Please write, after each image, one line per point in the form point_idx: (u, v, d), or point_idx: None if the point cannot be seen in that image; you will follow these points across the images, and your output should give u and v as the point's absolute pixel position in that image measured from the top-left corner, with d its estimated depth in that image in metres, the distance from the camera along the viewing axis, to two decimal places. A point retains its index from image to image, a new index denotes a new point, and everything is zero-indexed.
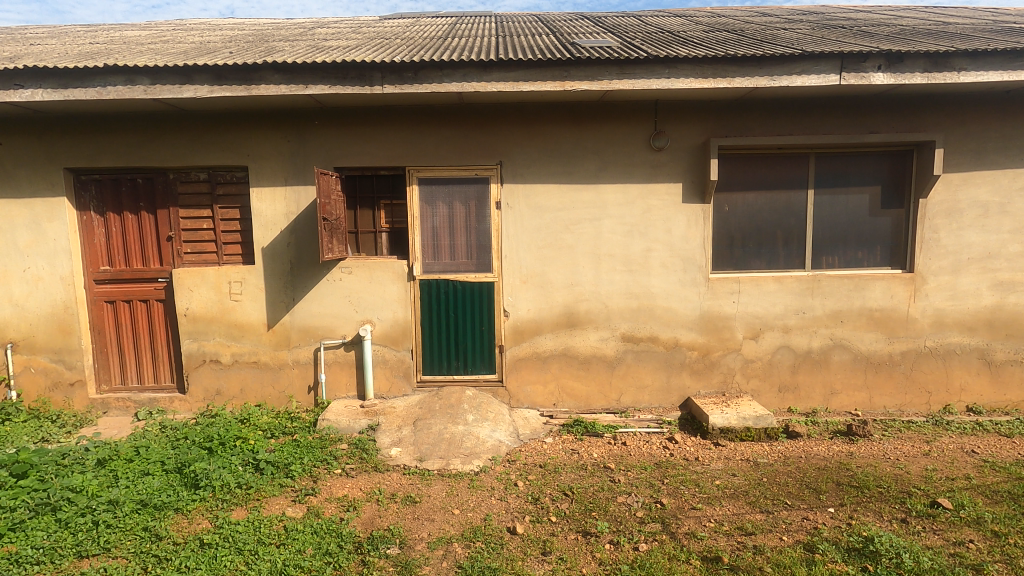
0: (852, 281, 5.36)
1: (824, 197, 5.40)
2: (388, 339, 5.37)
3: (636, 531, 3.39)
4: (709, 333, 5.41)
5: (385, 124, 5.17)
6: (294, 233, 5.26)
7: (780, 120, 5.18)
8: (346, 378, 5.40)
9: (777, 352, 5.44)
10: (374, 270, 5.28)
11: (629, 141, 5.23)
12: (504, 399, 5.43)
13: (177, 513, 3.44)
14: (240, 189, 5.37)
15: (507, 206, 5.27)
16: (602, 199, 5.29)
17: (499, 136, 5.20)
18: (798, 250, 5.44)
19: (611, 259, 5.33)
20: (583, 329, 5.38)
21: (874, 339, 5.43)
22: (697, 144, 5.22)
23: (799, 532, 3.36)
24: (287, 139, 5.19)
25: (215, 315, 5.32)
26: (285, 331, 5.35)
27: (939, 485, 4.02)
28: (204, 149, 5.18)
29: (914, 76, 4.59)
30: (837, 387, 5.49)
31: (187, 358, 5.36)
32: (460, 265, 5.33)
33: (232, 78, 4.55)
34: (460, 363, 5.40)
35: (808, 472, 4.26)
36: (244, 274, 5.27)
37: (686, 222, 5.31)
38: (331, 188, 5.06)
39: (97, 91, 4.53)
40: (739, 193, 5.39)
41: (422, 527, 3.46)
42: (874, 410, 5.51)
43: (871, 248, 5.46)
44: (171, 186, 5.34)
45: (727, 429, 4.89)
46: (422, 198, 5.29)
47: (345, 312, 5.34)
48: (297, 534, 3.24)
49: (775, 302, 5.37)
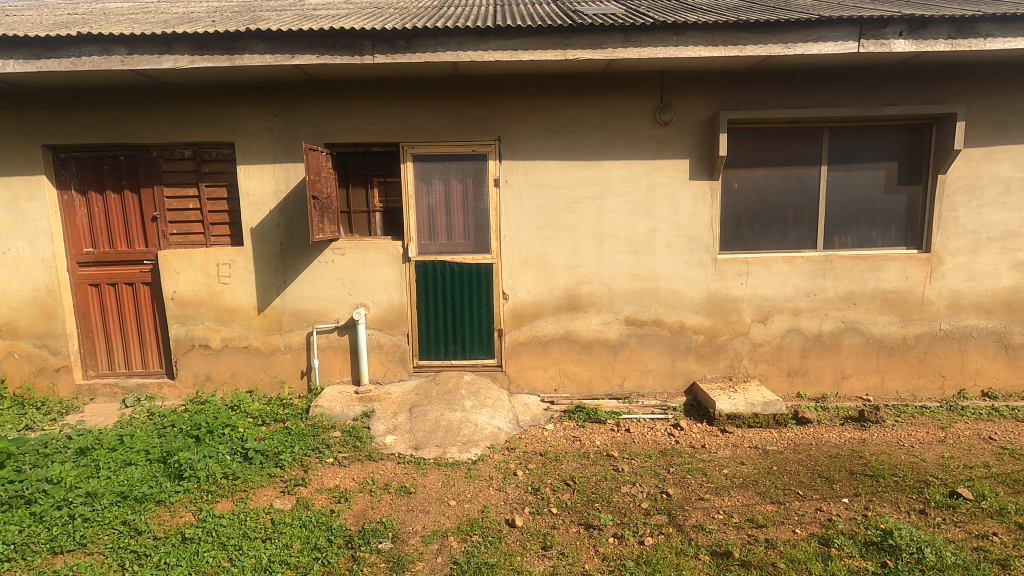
0: (866, 262, 5.14)
1: (838, 174, 5.16)
2: (383, 323, 5.18)
3: (641, 524, 3.22)
4: (716, 316, 5.21)
5: (378, 98, 4.93)
6: (284, 213, 5.04)
7: (793, 92, 4.92)
8: (340, 363, 5.22)
9: (786, 336, 5.25)
10: (367, 252, 5.07)
11: (634, 114, 4.97)
12: (504, 384, 5.25)
13: (158, 505, 3.26)
14: (227, 167, 5.14)
15: (505, 184, 5.04)
16: (605, 176, 5.05)
17: (497, 110, 4.96)
18: (808, 229, 5.22)
19: (615, 239, 5.11)
20: (585, 313, 5.18)
21: (887, 321, 5.22)
22: (705, 118, 4.97)
23: (812, 525, 3.20)
24: (275, 113, 4.95)
25: (204, 298, 5.13)
26: (276, 315, 5.16)
27: (957, 473, 3.86)
28: (189, 125, 4.95)
29: (937, 43, 4.32)
30: (848, 371, 5.30)
31: (176, 343, 5.18)
32: (457, 246, 5.12)
33: (213, 48, 4.30)
34: (458, 348, 5.21)
35: (820, 460, 4.09)
36: (233, 256, 5.07)
37: (693, 200, 5.08)
38: (321, 165, 4.83)
39: (71, 62, 4.28)
40: (748, 170, 5.15)
41: (416, 519, 3.30)
42: (886, 395, 5.33)
43: (886, 227, 5.24)
44: (155, 164, 5.11)
45: (734, 415, 4.72)
46: (417, 175, 5.06)
47: (338, 295, 5.14)
48: (284, 528, 3.08)
49: (785, 284, 5.17)
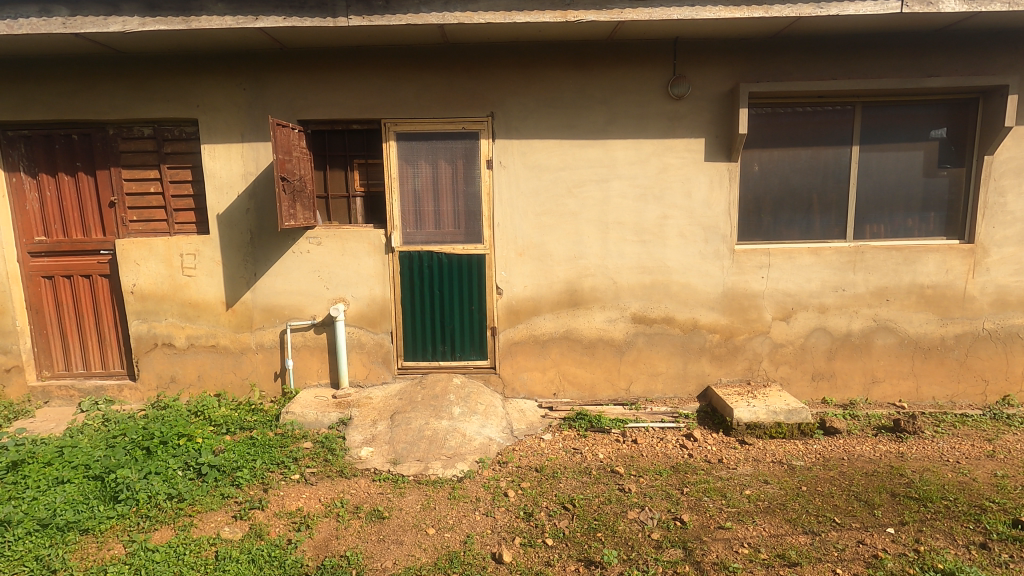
0: (901, 253, 4.60)
1: (871, 155, 4.63)
2: (365, 320, 4.69)
3: (652, 561, 2.73)
4: (733, 314, 4.69)
5: (358, 70, 4.43)
6: (254, 198, 4.55)
7: (822, 63, 4.40)
8: (317, 364, 4.73)
9: (811, 335, 4.73)
10: (346, 241, 4.58)
11: (644, 88, 4.45)
12: (497, 387, 4.74)
13: (84, 535, 2.83)
14: (191, 147, 4.64)
15: (499, 166, 4.53)
16: (611, 157, 4.53)
17: (490, 82, 4.44)
18: (837, 216, 4.69)
19: (621, 227, 4.59)
20: (587, 309, 4.67)
21: (924, 320, 4.69)
22: (722, 91, 4.44)
23: (855, 564, 2.70)
24: (243, 87, 4.46)
25: (167, 292, 4.66)
26: (247, 311, 4.68)
27: (1016, 497, 3.34)
28: (148, 100, 4.46)
29: (992, 2, 3.76)
30: (880, 375, 4.77)
31: (137, 341, 4.70)
32: (446, 235, 4.62)
33: (167, 9, 3.80)
34: (447, 348, 4.71)
35: (856, 480, 3.57)
36: (199, 245, 4.59)
37: (709, 184, 4.55)
38: (292, 143, 4.33)
39: (6, 24, 3.79)
40: (770, 150, 4.62)
41: (387, 551, 2.82)
42: (921, 402, 4.80)
43: (924, 214, 4.70)
44: (112, 143, 4.61)
45: (754, 425, 4.20)
46: (401, 156, 4.55)
47: (314, 289, 4.65)
48: (227, 565, 2.61)
49: (811, 278, 4.64)
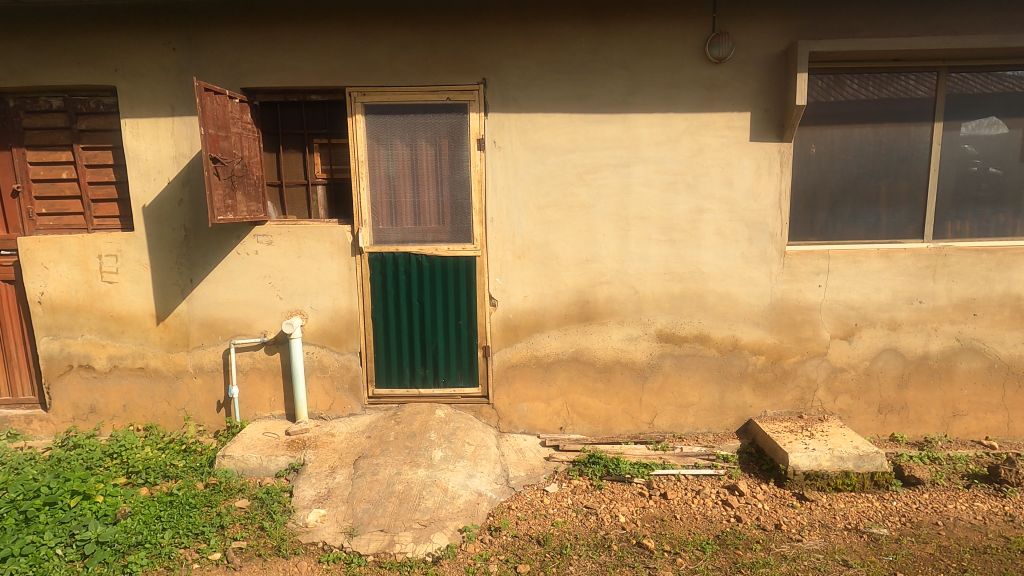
0: (993, 257, 3.70)
1: (957, 135, 3.71)
2: (327, 337, 3.80)
3: None
4: (783, 331, 3.78)
5: (317, 26, 3.54)
6: (188, 186, 3.67)
7: (900, 17, 3.49)
8: (270, 391, 3.84)
9: (879, 358, 3.82)
10: (303, 240, 3.70)
11: (674, 48, 3.54)
12: (491, 421, 3.85)
13: None
14: (110, 122, 3.74)
15: (493, 147, 3.63)
16: (633, 135, 3.62)
17: (481, 41, 3.55)
18: (912, 211, 3.78)
19: (644, 223, 3.69)
20: (602, 325, 3.77)
21: (1019, 340, 3.78)
22: (774, 53, 3.53)
23: None
24: (173, 46, 3.57)
25: (83, 302, 3.77)
26: (182, 327, 3.80)
27: None
28: (54, 63, 3.57)
29: None
30: (962, 408, 3.86)
31: (47, 362, 3.82)
32: (428, 233, 3.72)
33: None
34: (428, 372, 3.82)
35: (968, 562, 2.68)
36: (122, 244, 3.71)
37: (755, 169, 3.64)
38: (230, 116, 3.43)
39: None
40: (830, 128, 3.72)
41: None
42: (1013, 440, 3.89)
43: (1020, 208, 3.79)
44: (13, 118, 3.72)
45: (815, 475, 3.30)
46: (370, 134, 3.64)
47: (265, 298, 3.76)
48: None
49: (879, 286, 3.74)
